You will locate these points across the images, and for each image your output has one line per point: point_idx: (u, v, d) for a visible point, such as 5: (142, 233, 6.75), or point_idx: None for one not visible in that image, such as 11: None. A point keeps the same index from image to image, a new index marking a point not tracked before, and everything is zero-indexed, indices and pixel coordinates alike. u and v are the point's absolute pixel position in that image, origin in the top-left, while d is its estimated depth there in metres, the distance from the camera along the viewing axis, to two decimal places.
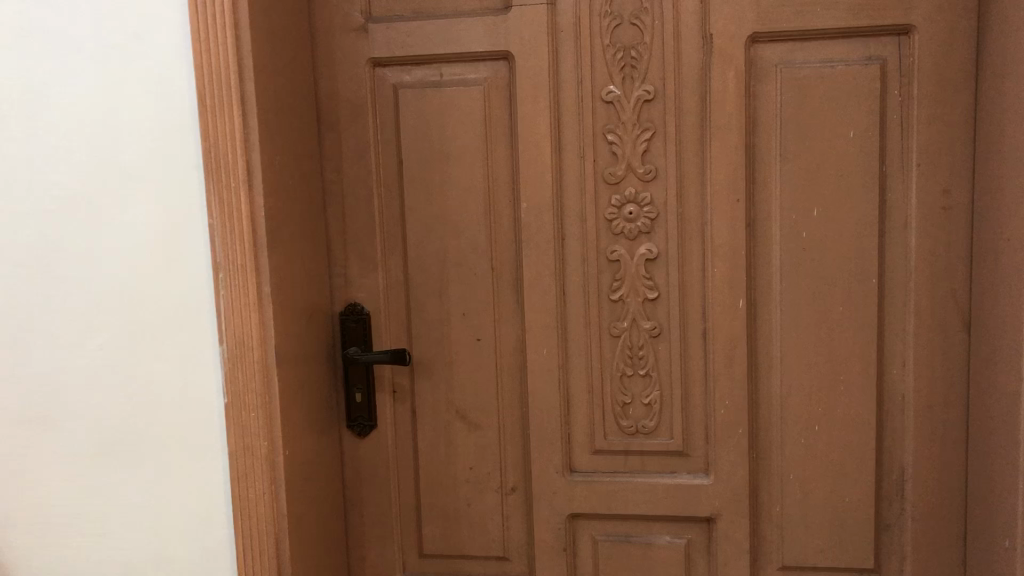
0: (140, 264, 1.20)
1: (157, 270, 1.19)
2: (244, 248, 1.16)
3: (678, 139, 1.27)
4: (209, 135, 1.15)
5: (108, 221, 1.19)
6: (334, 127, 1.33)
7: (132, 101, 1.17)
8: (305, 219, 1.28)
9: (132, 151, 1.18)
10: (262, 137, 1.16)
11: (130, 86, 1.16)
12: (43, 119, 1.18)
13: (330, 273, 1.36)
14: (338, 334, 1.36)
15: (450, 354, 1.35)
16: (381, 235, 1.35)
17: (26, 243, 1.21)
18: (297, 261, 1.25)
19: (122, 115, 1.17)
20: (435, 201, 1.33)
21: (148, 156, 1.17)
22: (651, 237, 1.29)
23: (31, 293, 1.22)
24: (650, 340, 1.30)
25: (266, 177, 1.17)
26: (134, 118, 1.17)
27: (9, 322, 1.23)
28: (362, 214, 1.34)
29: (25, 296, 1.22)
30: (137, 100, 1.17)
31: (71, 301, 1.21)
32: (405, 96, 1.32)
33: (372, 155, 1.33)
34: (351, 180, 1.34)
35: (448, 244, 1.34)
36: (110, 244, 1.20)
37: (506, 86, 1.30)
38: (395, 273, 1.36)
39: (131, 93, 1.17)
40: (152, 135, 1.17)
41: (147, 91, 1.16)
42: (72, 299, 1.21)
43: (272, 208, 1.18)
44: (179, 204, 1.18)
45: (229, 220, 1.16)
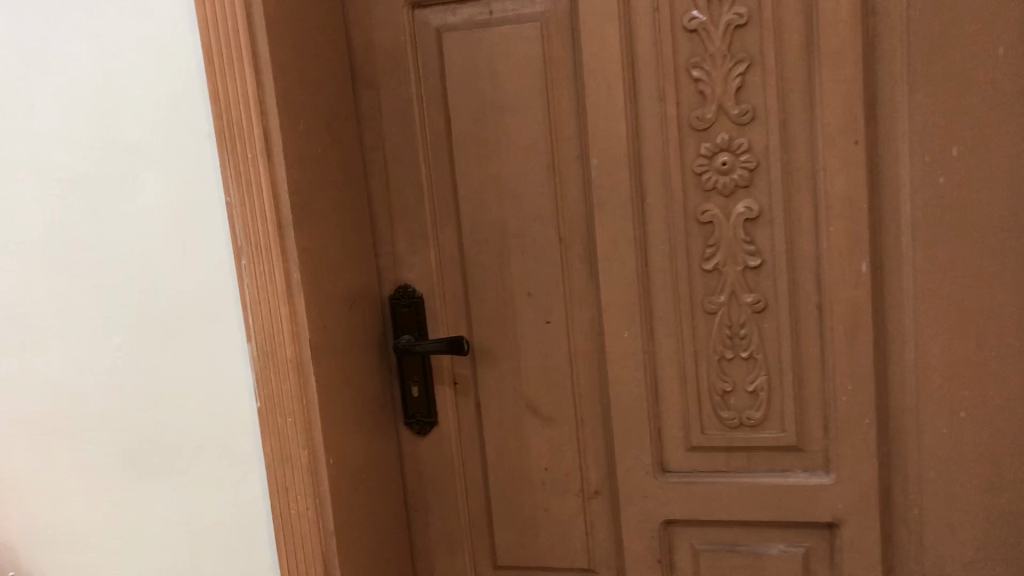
0: (156, 255, 1.05)
1: (175, 260, 1.04)
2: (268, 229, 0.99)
3: (780, 71, 1.04)
4: (219, 99, 0.98)
5: (117, 208, 1.04)
6: (371, 82, 1.15)
7: (132, 68, 1.00)
8: (341, 192, 1.10)
9: (138, 126, 1.02)
10: (280, 97, 0.98)
11: (130, 48, 1.00)
12: (37, 92, 1.03)
13: (377, 251, 1.19)
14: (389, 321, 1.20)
15: (516, 339, 1.17)
16: (431, 204, 1.17)
17: (32, 239, 1.07)
18: (333, 242, 1.08)
19: (122, 82, 1.01)
20: (491, 162, 1.14)
21: (155, 131, 1.02)
22: (750, 192, 1.07)
23: (42, 294, 1.09)
24: (754, 315, 1.09)
25: (289, 144, 0.99)
26: (136, 87, 1.01)
27: (24, 322, 1.10)
28: (409, 181, 1.16)
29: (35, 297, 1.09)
30: (137, 66, 1.00)
31: (85, 300, 1.08)
32: (451, 41, 1.12)
33: (416, 112, 1.14)
34: (394, 143, 1.16)
35: (508, 212, 1.14)
36: (122, 233, 1.05)
37: (568, 21, 1.09)
38: (450, 248, 1.17)
39: (131, 56, 1.00)
40: (156, 103, 1.01)
41: (148, 54, 1.00)
42: (86, 294, 1.08)
43: (298, 181, 1.01)
44: (193, 183, 1.02)
45: (250, 197, 0.99)
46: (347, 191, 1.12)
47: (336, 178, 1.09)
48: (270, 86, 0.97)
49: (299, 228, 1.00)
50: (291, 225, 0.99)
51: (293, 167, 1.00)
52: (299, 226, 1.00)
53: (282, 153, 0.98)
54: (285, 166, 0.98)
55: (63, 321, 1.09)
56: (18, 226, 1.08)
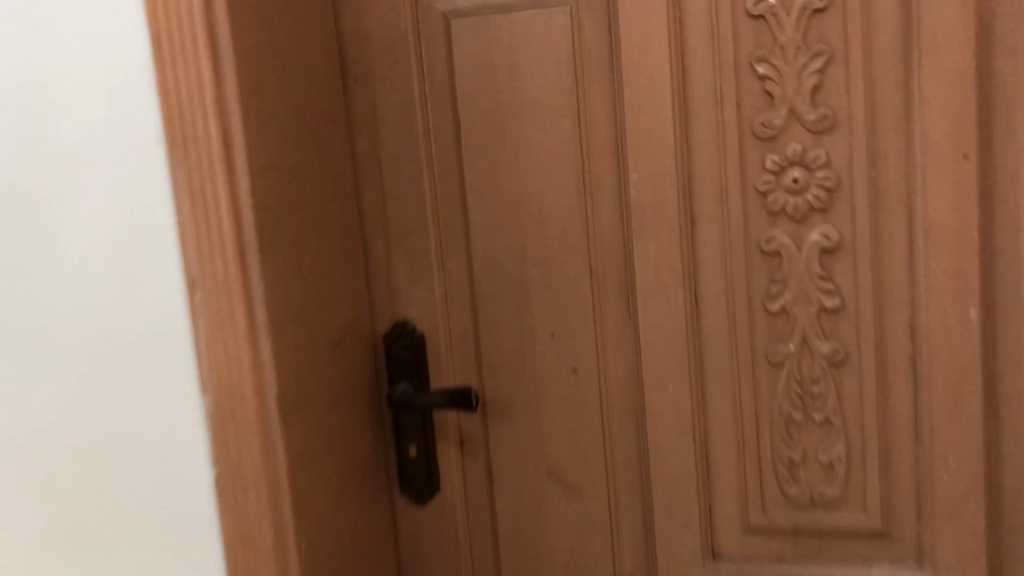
0: (93, 285, 0.85)
1: (116, 292, 0.85)
2: (229, 256, 0.80)
3: (868, 66, 0.83)
4: (169, 94, 0.79)
5: (46, 227, 0.85)
6: (364, 80, 0.96)
7: (64, 55, 0.82)
8: (325, 210, 0.91)
9: (71, 127, 0.83)
10: (244, 92, 0.79)
11: (61, 32, 0.81)
12: None
13: (370, 280, 0.99)
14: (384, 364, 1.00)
15: (536, 391, 0.96)
16: (436, 225, 0.97)
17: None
18: (313, 271, 0.89)
19: (53, 75, 0.82)
20: (507, 177, 0.94)
21: (92, 132, 0.82)
22: (828, 217, 0.86)
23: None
24: (830, 369, 0.88)
25: (257, 151, 0.80)
26: (69, 78, 0.82)
27: None
28: (408, 198, 0.97)
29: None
30: (69, 53, 0.81)
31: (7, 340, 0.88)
32: (461, 29, 0.93)
33: (418, 115, 0.95)
34: (392, 153, 0.96)
35: (528, 238, 0.94)
36: (52, 257, 0.86)
37: (603, 5, 0.89)
38: (458, 278, 0.97)
39: (62, 43, 0.81)
40: (94, 101, 0.82)
41: (84, 41, 0.81)
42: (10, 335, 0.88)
43: (267, 196, 0.82)
44: (138, 197, 0.83)
45: (207, 217, 0.80)
46: (332, 209, 0.92)
47: (318, 193, 0.90)
48: (232, 79, 0.78)
49: (266, 255, 0.81)
50: (256, 251, 0.80)
51: (260, 179, 0.81)
52: (266, 253, 0.81)
53: (246, 163, 0.79)
54: (249, 178, 0.79)
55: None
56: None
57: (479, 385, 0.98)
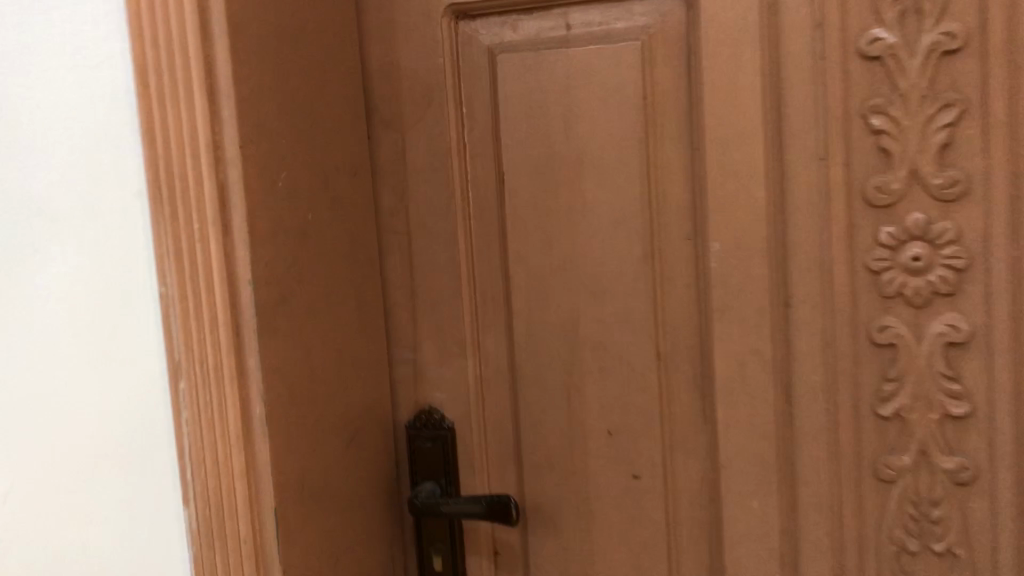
0: (59, 364, 0.71)
1: (86, 375, 0.70)
2: (221, 339, 0.65)
3: (1016, 120, 0.66)
4: (152, 138, 0.64)
5: (5, 293, 0.71)
6: (393, 123, 0.81)
7: (33, 89, 0.67)
8: (341, 279, 0.76)
9: (39, 175, 0.69)
10: (244, 139, 0.64)
11: (30, 61, 0.67)
12: None
13: (391, 358, 0.84)
14: (406, 458, 0.84)
15: (586, 498, 0.80)
16: (471, 297, 0.82)
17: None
18: (323, 353, 0.73)
19: (18, 113, 0.68)
20: (559, 242, 0.79)
21: (62, 182, 0.68)
22: (957, 303, 0.70)
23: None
24: (956, 492, 0.71)
25: (258, 210, 0.65)
26: (37, 116, 0.68)
27: None
28: (440, 263, 0.82)
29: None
30: (39, 86, 0.67)
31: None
32: (508, 66, 0.78)
33: (454, 166, 0.80)
34: (422, 210, 0.81)
35: (582, 316, 0.79)
36: (11, 329, 0.71)
37: (681, 40, 0.74)
38: (496, 360, 0.82)
39: (32, 75, 0.67)
40: (66, 146, 0.68)
41: (56, 72, 0.67)
42: None
43: (270, 265, 0.66)
44: (115, 262, 0.68)
45: (195, 289, 0.65)
46: (349, 277, 0.77)
47: (333, 258, 0.75)
48: (230, 122, 0.63)
49: (266, 338, 0.66)
50: (253, 333, 0.65)
51: (261, 245, 0.65)
52: (266, 335, 0.66)
53: (244, 224, 0.64)
54: (246, 243, 0.64)
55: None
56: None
57: (518, 488, 0.83)
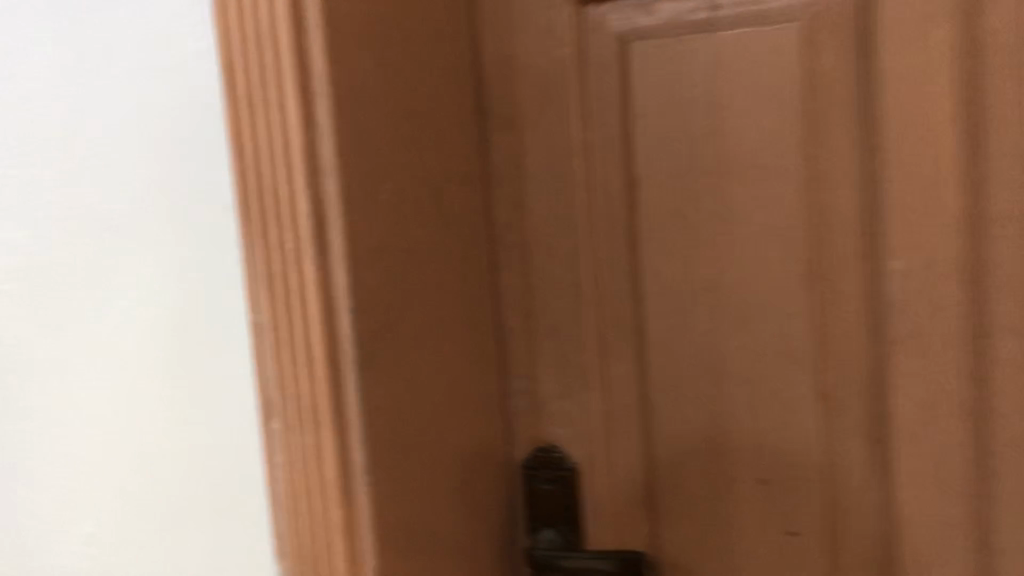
0: (142, 398, 0.64)
1: (169, 411, 0.64)
2: (318, 377, 0.57)
3: None
4: (244, 147, 0.56)
5: (86, 319, 0.65)
6: (509, 124, 0.72)
7: (112, 95, 0.61)
8: (452, 303, 0.67)
9: (120, 190, 0.62)
10: (343, 146, 0.55)
11: (113, 64, 0.61)
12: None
13: (506, 388, 0.75)
14: (522, 502, 0.76)
15: (732, 553, 0.70)
16: (598, 321, 0.72)
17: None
18: (433, 387, 0.65)
19: (101, 123, 0.62)
20: (702, 259, 0.68)
21: (145, 198, 0.62)
22: None
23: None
24: None
25: (360, 229, 0.57)
26: (117, 125, 0.61)
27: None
28: (562, 283, 0.72)
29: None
30: (119, 91, 0.61)
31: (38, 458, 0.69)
32: (642, 56, 0.67)
33: (579, 172, 0.70)
34: (542, 223, 0.72)
35: (728, 345, 0.68)
36: (91, 359, 0.65)
37: (852, 19, 0.61)
38: (626, 393, 0.72)
39: (115, 80, 0.61)
40: (151, 159, 0.61)
41: (139, 77, 0.60)
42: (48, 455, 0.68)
43: (374, 291, 0.58)
44: (199, 287, 0.61)
45: (289, 318, 0.57)
46: (461, 300, 0.68)
47: (444, 279, 0.66)
48: (327, 128, 0.55)
49: (369, 376, 0.57)
50: (354, 371, 0.56)
51: (363, 269, 0.57)
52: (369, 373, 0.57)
53: (344, 247, 0.55)
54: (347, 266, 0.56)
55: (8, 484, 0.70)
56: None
57: (651, 539, 0.73)
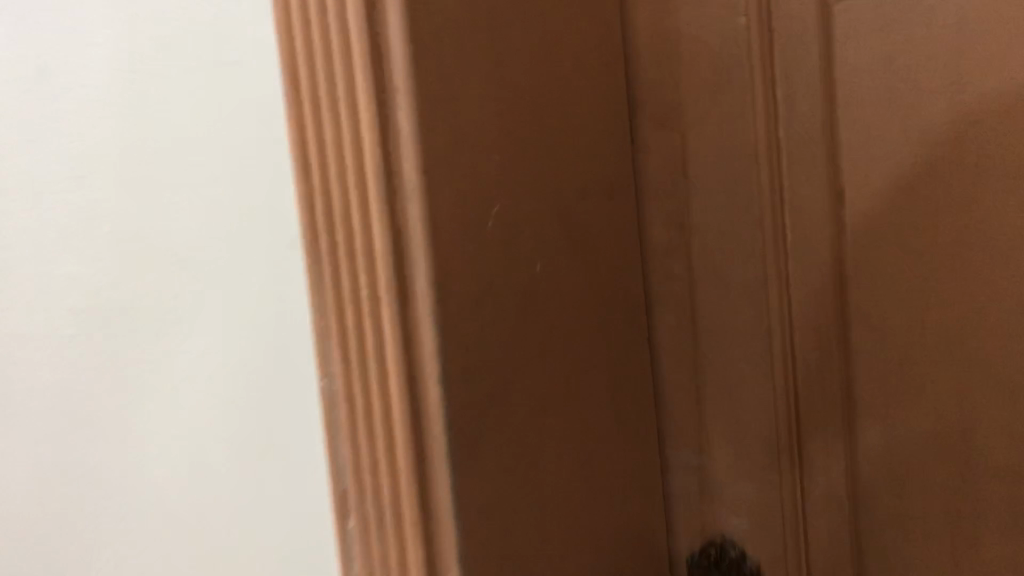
0: (212, 470, 0.53)
1: (241, 489, 0.52)
2: (402, 474, 0.43)
3: None
4: (309, 169, 0.43)
5: (149, 374, 0.55)
6: (671, 127, 0.56)
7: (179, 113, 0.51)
8: (593, 362, 0.52)
9: (187, 220, 0.52)
10: (430, 165, 0.41)
11: (178, 74, 0.50)
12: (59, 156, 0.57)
13: (667, 461, 0.59)
14: None
15: None
16: (789, 382, 0.55)
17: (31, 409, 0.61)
18: (567, 475, 0.49)
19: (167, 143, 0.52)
20: (937, 299, 0.51)
21: (213, 229, 0.51)
22: None
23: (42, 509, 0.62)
24: None
25: (456, 276, 0.42)
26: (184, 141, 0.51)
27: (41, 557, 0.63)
28: (742, 332, 0.56)
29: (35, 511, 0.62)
30: (185, 100, 0.51)
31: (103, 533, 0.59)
32: (854, 28, 0.51)
33: (764, 188, 0.54)
34: (713, 249, 0.56)
35: (977, 414, 0.51)
36: (157, 420, 0.55)
37: None
38: (829, 479, 0.55)
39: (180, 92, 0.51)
40: (218, 187, 0.50)
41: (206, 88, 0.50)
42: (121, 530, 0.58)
43: (474, 358, 0.43)
44: (272, 339, 0.49)
45: (366, 394, 0.44)
46: (603, 357, 0.53)
47: (580, 333, 0.51)
48: (409, 142, 0.40)
49: (473, 472, 0.43)
50: (447, 469, 0.42)
51: (462, 329, 0.42)
52: (472, 467, 0.43)
53: (432, 303, 0.41)
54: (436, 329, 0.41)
55: (74, 560, 0.61)
56: (12, 385, 0.62)
57: None
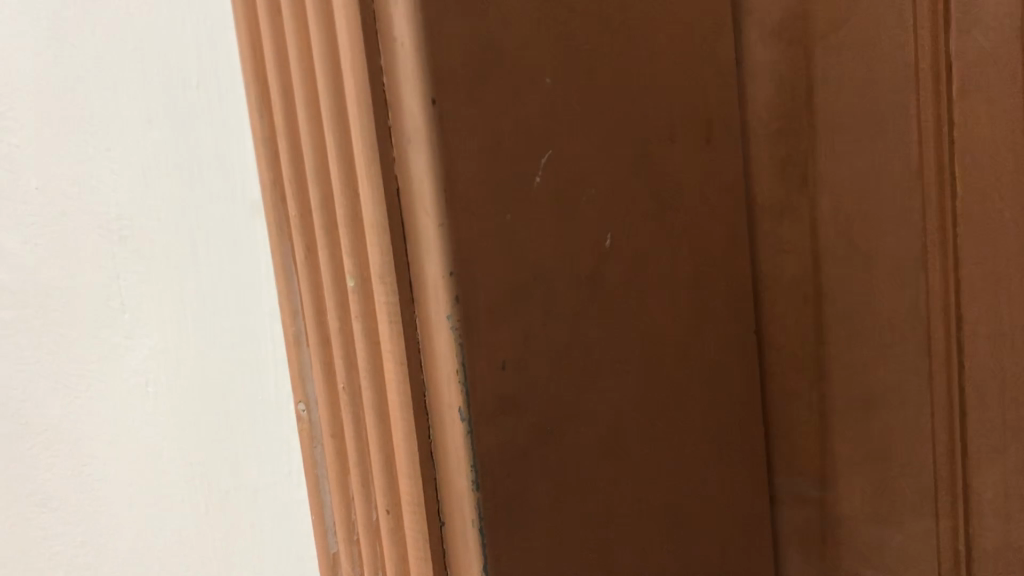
0: (197, 476, 0.43)
1: (228, 500, 0.41)
2: (411, 546, 0.29)
3: None
4: (282, 100, 0.30)
5: (126, 348, 0.44)
6: (792, 42, 0.41)
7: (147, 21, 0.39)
8: (681, 374, 0.38)
9: (153, 152, 0.40)
10: (445, 88, 0.26)
11: None
12: (21, 76, 0.46)
13: (779, 496, 0.45)
14: None
15: None
16: (952, 393, 0.40)
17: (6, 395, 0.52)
18: (644, 537, 0.36)
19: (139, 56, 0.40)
20: None
21: (185, 177, 0.39)
22: None
23: (33, 511, 0.53)
24: None
25: (484, 260, 0.28)
26: (150, 67, 0.39)
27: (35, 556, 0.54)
28: (888, 324, 0.41)
29: (19, 513, 0.54)
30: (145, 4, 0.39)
31: (93, 542, 0.50)
32: None
33: (923, 127, 0.39)
34: (852, 211, 0.41)
35: None
36: (141, 407, 0.44)
37: None
38: (1006, 527, 0.40)
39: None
40: (196, 113, 0.38)
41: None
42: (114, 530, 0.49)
43: (513, 382, 0.29)
44: (259, 309, 0.37)
45: (359, 426, 0.31)
46: (693, 363, 0.38)
47: (665, 335, 0.36)
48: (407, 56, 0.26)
49: (513, 550, 0.29)
50: (475, 546, 0.28)
51: (494, 340, 0.28)
52: (511, 546, 0.29)
53: (449, 300, 0.27)
54: (455, 341, 0.27)
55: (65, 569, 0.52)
56: None
57: None
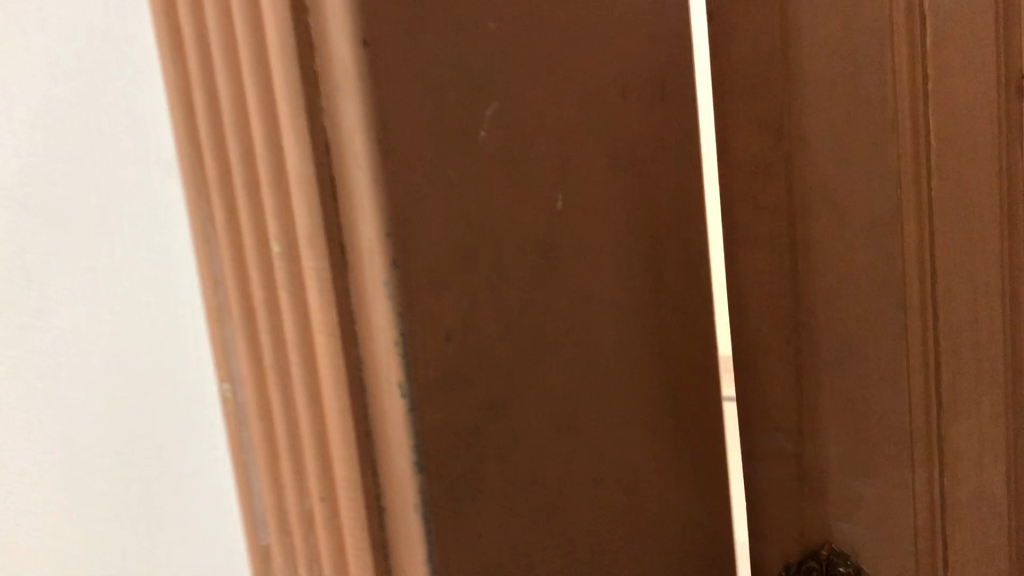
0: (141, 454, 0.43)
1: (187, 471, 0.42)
2: (344, 522, 0.30)
3: None
4: (209, 82, 0.30)
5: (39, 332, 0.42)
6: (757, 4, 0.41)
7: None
8: (637, 349, 0.38)
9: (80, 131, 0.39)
10: (379, 60, 0.26)
11: None
12: None
13: (752, 443, 0.47)
14: None
15: None
16: (928, 351, 0.40)
17: None
18: (595, 507, 0.36)
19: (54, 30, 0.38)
20: None
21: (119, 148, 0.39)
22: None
23: None
24: None
25: (424, 241, 0.28)
26: (58, 29, 0.38)
27: None
28: (858, 284, 0.41)
29: None
30: None
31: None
32: None
33: (897, 79, 0.38)
34: (822, 173, 0.41)
35: None
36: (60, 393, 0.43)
37: None
38: (977, 484, 0.40)
39: None
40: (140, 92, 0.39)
41: None
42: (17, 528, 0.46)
43: (456, 357, 0.29)
44: None
45: (295, 403, 0.31)
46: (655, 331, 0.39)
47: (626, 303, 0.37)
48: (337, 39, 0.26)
49: (459, 510, 0.30)
50: (416, 520, 0.29)
51: (436, 317, 0.29)
52: (455, 506, 0.30)
53: (386, 266, 0.27)
54: (391, 308, 0.28)
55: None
56: None
57: None
